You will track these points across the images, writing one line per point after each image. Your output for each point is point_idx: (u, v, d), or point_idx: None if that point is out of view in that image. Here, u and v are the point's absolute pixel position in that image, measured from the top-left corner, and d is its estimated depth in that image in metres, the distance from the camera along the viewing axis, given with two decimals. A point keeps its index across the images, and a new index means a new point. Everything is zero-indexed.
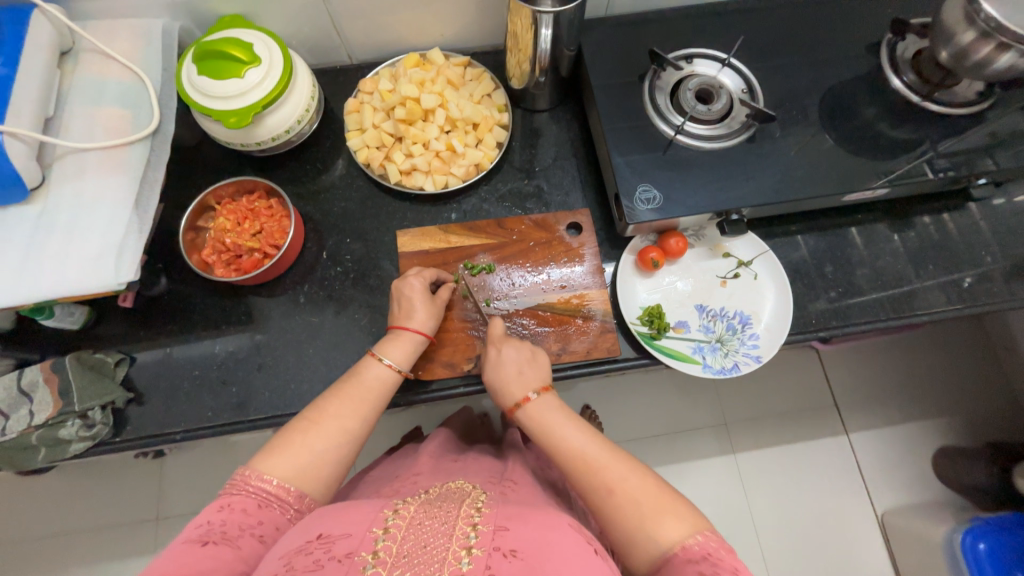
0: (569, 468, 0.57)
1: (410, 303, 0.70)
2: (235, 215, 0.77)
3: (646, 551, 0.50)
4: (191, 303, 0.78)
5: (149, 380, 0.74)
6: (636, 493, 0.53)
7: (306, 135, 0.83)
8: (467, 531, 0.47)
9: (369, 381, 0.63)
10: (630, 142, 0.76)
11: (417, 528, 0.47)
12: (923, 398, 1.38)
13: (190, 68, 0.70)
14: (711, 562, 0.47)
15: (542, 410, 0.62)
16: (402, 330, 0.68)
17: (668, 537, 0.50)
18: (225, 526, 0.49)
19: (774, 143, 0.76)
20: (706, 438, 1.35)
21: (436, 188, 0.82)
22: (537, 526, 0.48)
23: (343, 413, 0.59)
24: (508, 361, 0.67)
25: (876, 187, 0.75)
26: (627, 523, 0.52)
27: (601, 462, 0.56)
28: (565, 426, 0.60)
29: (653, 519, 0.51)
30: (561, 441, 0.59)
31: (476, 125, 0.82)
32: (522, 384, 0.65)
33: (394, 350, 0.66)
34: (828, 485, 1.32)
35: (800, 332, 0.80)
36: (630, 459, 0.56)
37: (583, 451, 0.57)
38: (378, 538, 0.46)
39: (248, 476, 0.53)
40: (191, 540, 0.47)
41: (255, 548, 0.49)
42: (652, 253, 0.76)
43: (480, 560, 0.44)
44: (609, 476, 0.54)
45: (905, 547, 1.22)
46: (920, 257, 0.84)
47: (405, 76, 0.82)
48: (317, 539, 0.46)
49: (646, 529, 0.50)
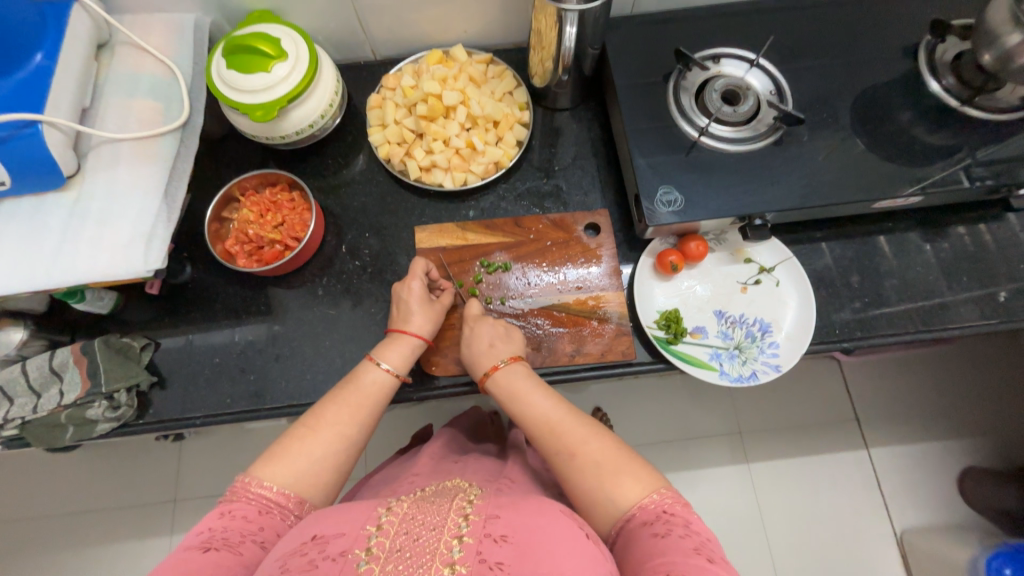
0: (535, 434, 0.59)
1: (408, 307, 0.70)
2: (258, 207, 0.78)
3: (605, 512, 0.52)
4: (213, 292, 0.80)
5: (172, 365, 0.77)
6: (596, 456, 0.54)
7: (330, 130, 0.84)
8: (458, 522, 0.47)
9: (367, 386, 0.63)
10: (652, 143, 0.74)
11: (409, 521, 0.48)
12: (950, 415, 1.33)
13: (220, 62, 0.72)
14: (665, 519, 0.49)
15: (509, 379, 0.64)
16: (402, 333, 0.69)
17: (626, 498, 0.51)
18: (225, 533, 0.49)
19: (802, 147, 0.74)
20: (719, 446, 1.33)
21: (455, 184, 0.82)
22: (529, 513, 0.49)
23: (340, 419, 0.60)
24: (480, 335, 0.68)
25: (910, 194, 0.73)
26: (587, 485, 0.53)
27: (562, 425, 0.58)
28: (533, 394, 0.61)
29: (612, 480, 0.52)
30: (527, 407, 0.61)
31: (496, 122, 0.82)
32: (492, 356, 0.67)
33: (392, 355, 0.67)
34: (845, 501, 1.28)
35: (822, 342, 0.78)
36: (592, 425, 0.57)
37: (547, 416, 0.59)
38: (371, 535, 0.46)
39: (247, 484, 0.54)
40: (191, 549, 0.48)
41: (257, 553, 0.49)
42: (671, 257, 0.75)
43: (471, 547, 0.45)
44: (571, 440, 0.56)
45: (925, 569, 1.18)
46: (954, 269, 0.81)
47: (427, 73, 0.82)
48: (313, 540, 0.47)
49: (604, 490, 0.52)
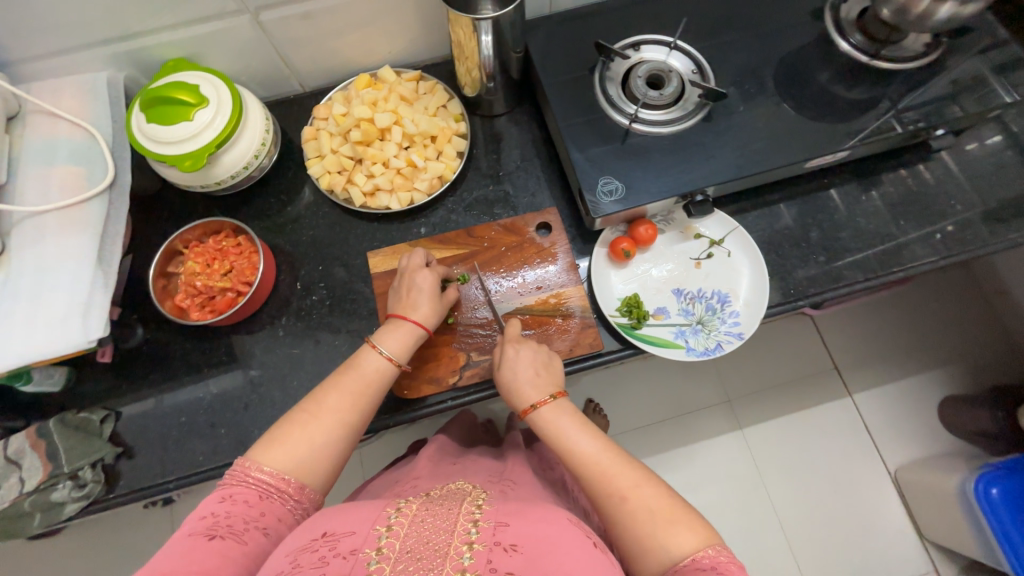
0: (584, 475, 0.57)
1: (417, 295, 0.69)
2: (203, 257, 0.76)
3: (655, 561, 0.51)
4: (171, 350, 0.78)
5: (138, 432, 0.74)
6: (650, 502, 0.53)
7: (267, 169, 0.83)
8: (469, 527, 0.47)
9: (368, 373, 0.62)
10: (587, 136, 0.76)
11: (420, 523, 0.47)
12: (921, 350, 1.38)
13: (139, 117, 0.70)
14: None
15: (555, 415, 0.62)
16: (404, 320, 0.67)
17: (681, 546, 0.50)
18: (228, 519, 0.49)
19: (731, 119, 0.76)
20: (711, 416, 1.36)
21: (401, 205, 0.81)
22: (537, 519, 0.49)
23: (342, 407, 0.59)
24: (524, 363, 0.66)
25: (840, 149, 0.75)
26: (639, 531, 0.52)
27: (612, 469, 0.56)
28: (582, 433, 0.60)
29: (665, 529, 0.51)
30: (572, 446, 0.59)
31: (433, 138, 0.82)
32: (539, 388, 0.65)
33: (393, 341, 0.65)
34: (837, 448, 1.32)
35: (781, 303, 0.80)
36: (644, 470, 0.57)
37: (596, 458, 0.57)
38: (382, 535, 0.46)
39: (246, 469, 0.53)
40: (197, 534, 0.47)
41: (259, 536, 0.49)
42: (623, 245, 0.76)
43: (482, 554, 0.44)
44: (623, 484, 0.55)
45: (922, 500, 1.22)
46: (894, 213, 0.84)
47: (357, 98, 0.82)
48: (322, 537, 0.47)
49: (658, 539, 0.51)
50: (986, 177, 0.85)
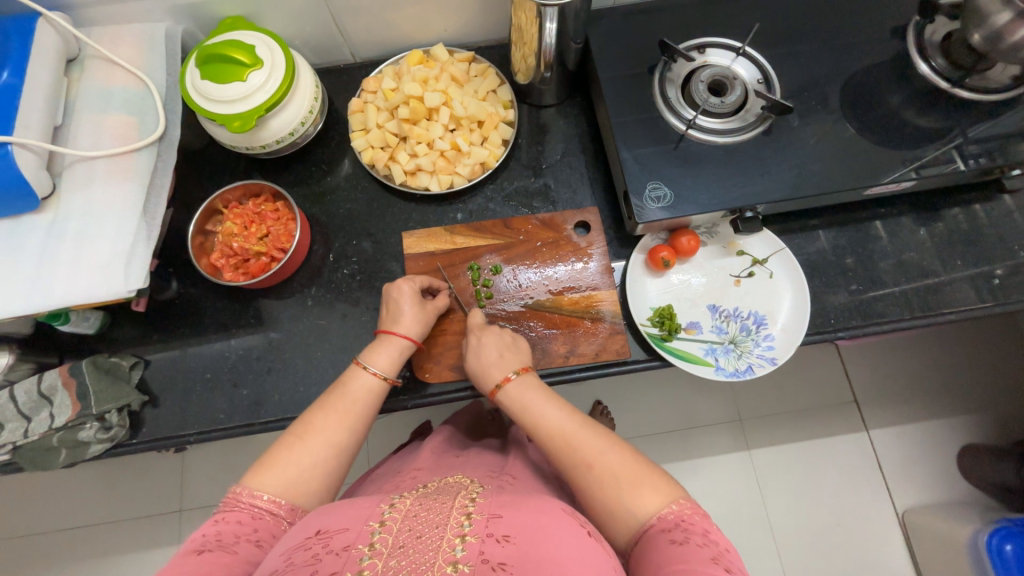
0: (550, 447, 0.58)
1: (398, 307, 0.69)
2: (242, 219, 0.77)
3: (624, 525, 0.51)
4: (201, 307, 0.79)
5: (163, 382, 0.76)
6: (614, 467, 0.54)
7: (311, 137, 0.82)
8: (461, 520, 0.47)
9: (355, 391, 0.62)
10: (639, 137, 0.73)
11: (412, 518, 0.48)
12: (949, 394, 1.33)
13: (194, 73, 0.70)
14: (683, 528, 0.49)
15: (520, 391, 0.62)
16: (391, 335, 0.67)
17: (645, 508, 0.51)
18: (219, 535, 0.50)
19: (792, 134, 0.73)
20: (720, 434, 1.33)
21: (441, 188, 0.80)
22: (531, 511, 0.48)
23: (329, 426, 0.59)
24: (488, 346, 0.67)
25: (903, 179, 0.72)
26: (605, 496, 0.53)
27: (578, 437, 0.57)
28: (549, 405, 0.60)
29: (630, 491, 0.52)
30: (540, 419, 0.59)
31: (480, 122, 0.80)
32: (502, 367, 0.65)
33: (380, 358, 0.65)
34: (847, 483, 1.29)
35: (818, 332, 0.77)
36: (607, 436, 0.57)
37: (561, 429, 0.58)
38: (374, 530, 0.46)
39: (240, 493, 0.53)
40: (187, 552, 0.48)
41: (252, 551, 0.50)
42: (662, 253, 0.74)
43: (474, 547, 0.44)
44: (587, 452, 0.55)
45: (928, 547, 1.19)
46: (950, 252, 0.80)
47: (408, 74, 0.80)
48: (316, 534, 0.47)
49: (623, 502, 0.52)
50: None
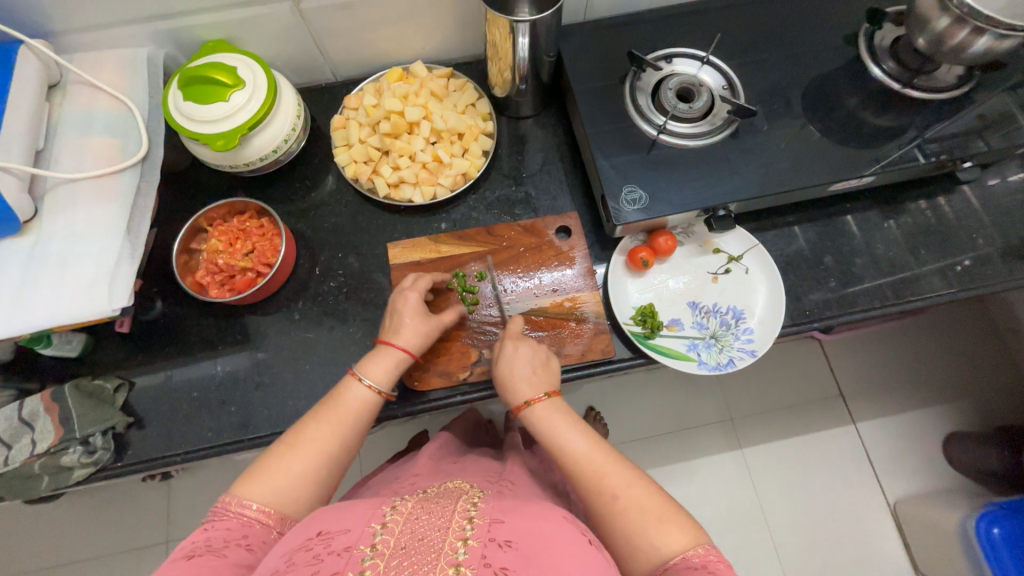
0: (573, 473, 0.58)
1: (400, 319, 0.69)
2: (226, 236, 0.77)
3: (645, 558, 0.52)
4: (187, 325, 0.79)
5: (149, 403, 0.75)
6: (640, 501, 0.54)
7: (295, 154, 0.84)
8: (464, 524, 0.48)
9: (347, 402, 0.62)
10: (613, 143, 0.76)
11: (414, 521, 0.48)
12: (928, 384, 1.37)
13: (176, 94, 0.71)
14: (709, 570, 0.49)
15: (549, 413, 0.63)
16: (389, 346, 0.67)
17: (669, 546, 0.51)
18: (208, 541, 0.50)
19: (758, 136, 0.76)
20: (711, 433, 1.35)
21: (424, 199, 0.82)
22: (531, 517, 0.49)
23: (320, 436, 0.59)
24: (522, 360, 0.67)
25: (864, 174, 0.75)
26: (629, 528, 0.53)
27: (604, 466, 0.57)
28: (575, 432, 0.61)
29: (656, 528, 0.52)
30: (566, 445, 0.60)
31: (461, 134, 0.83)
32: (533, 386, 0.66)
33: (375, 370, 0.65)
34: (837, 475, 1.31)
35: (794, 323, 0.80)
36: (635, 469, 0.58)
37: (588, 457, 0.58)
38: (376, 531, 0.47)
39: (229, 502, 0.53)
40: (177, 557, 0.48)
41: (240, 555, 0.50)
42: (642, 254, 0.76)
43: (476, 550, 0.45)
44: (614, 482, 0.56)
45: (920, 535, 1.21)
46: (914, 243, 0.84)
47: (388, 91, 0.83)
48: (318, 536, 0.47)
49: (647, 536, 0.52)
50: (1009, 213, 0.84)
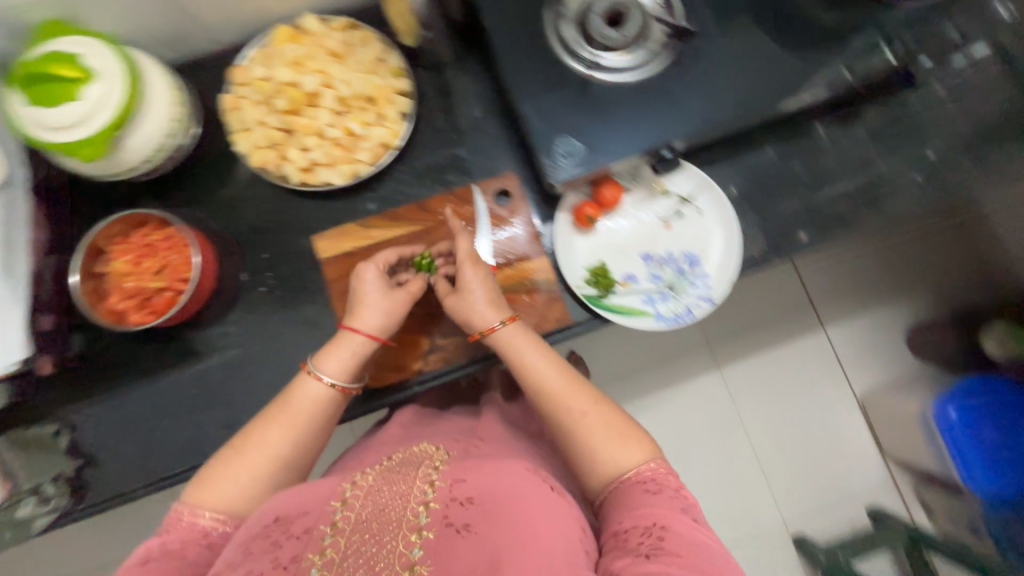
0: (537, 396, 0.60)
1: (363, 297, 0.65)
2: (132, 254, 0.69)
3: (602, 470, 0.56)
4: (116, 355, 0.73)
5: (97, 441, 0.72)
6: (599, 422, 0.57)
7: (188, 148, 0.73)
8: (425, 488, 0.52)
9: (299, 401, 0.60)
10: (541, 89, 0.67)
11: (374, 493, 0.53)
12: (894, 282, 1.39)
13: (15, 99, 0.59)
14: (657, 481, 0.54)
15: (511, 338, 0.63)
16: (352, 332, 0.63)
17: (626, 461, 0.55)
18: (166, 544, 0.52)
19: (702, 57, 0.67)
20: (689, 359, 1.38)
21: (345, 180, 0.73)
22: (489, 473, 0.53)
23: (267, 440, 0.57)
24: (473, 287, 0.65)
25: (817, 90, 0.68)
26: (590, 446, 0.56)
27: (568, 389, 0.59)
28: (538, 356, 0.61)
29: (617, 444, 0.56)
30: (527, 368, 0.61)
31: (372, 99, 0.73)
32: (492, 311, 0.64)
33: (329, 364, 0.61)
34: (808, 380, 1.38)
35: (752, 260, 0.76)
36: (596, 392, 0.60)
37: (549, 381, 0.59)
38: (336, 510, 0.51)
39: (180, 512, 0.54)
40: (132, 564, 0.50)
41: (201, 553, 0.52)
42: (586, 210, 0.72)
43: (437, 513, 0.49)
44: (578, 405, 0.58)
45: (886, 423, 1.30)
46: (876, 154, 0.79)
47: (279, 57, 0.72)
48: (276, 521, 0.51)
49: (606, 452, 0.56)
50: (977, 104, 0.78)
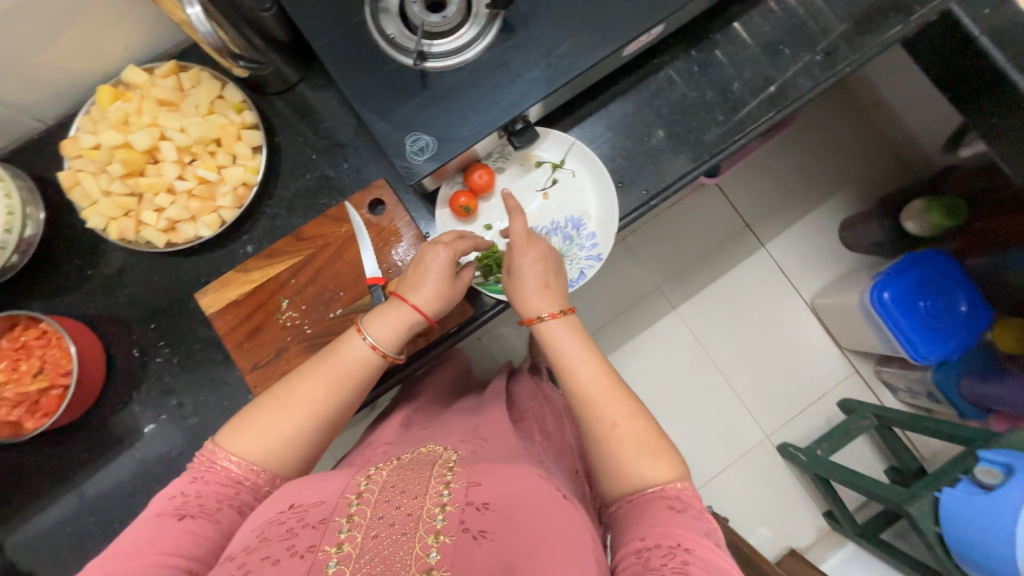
0: (577, 395, 0.57)
1: (423, 274, 0.61)
2: (6, 362, 0.65)
3: (624, 481, 0.52)
4: (26, 464, 0.71)
5: (30, 554, 0.70)
6: (630, 433, 0.53)
7: (38, 237, 0.70)
8: (440, 490, 0.46)
9: (349, 361, 0.58)
10: (379, 92, 0.65)
11: (391, 489, 0.47)
12: (812, 189, 1.43)
13: None
14: (681, 498, 0.49)
15: (559, 331, 0.60)
16: (403, 301, 0.61)
17: (652, 475, 0.51)
18: (200, 499, 0.49)
19: (531, 22, 0.66)
20: (639, 309, 1.40)
21: (212, 229, 0.70)
22: (509, 478, 0.49)
23: (319, 392, 0.56)
24: (531, 275, 0.63)
25: (653, 27, 0.68)
26: (614, 453, 0.53)
27: (604, 395, 0.56)
28: (589, 356, 0.59)
29: (645, 458, 0.52)
30: (572, 372, 0.58)
31: (218, 140, 0.70)
32: (546, 300, 0.62)
33: (382, 328, 0.59)
34: (754, 298, 1.42)
35: (636, 208, 0.75)
36: (636, 400, 0.56)
37: (593, 384, 0.56)
38: (351, 502, 0.46)
39: (214, 454, 0.52)
40: (167, 514, 0.47)
41: (233, 519, 0.49)
42: (461, 200, 0.71)
43: (454, 515, 0.44)
44: (613, 411, 0.55)
45: (838, 321, 1.33)
46: (750, 70, 0.76)
47: (106, 120, 0.68)
48: (291, 508, 0.46)
49: (628, 465, 0.52)
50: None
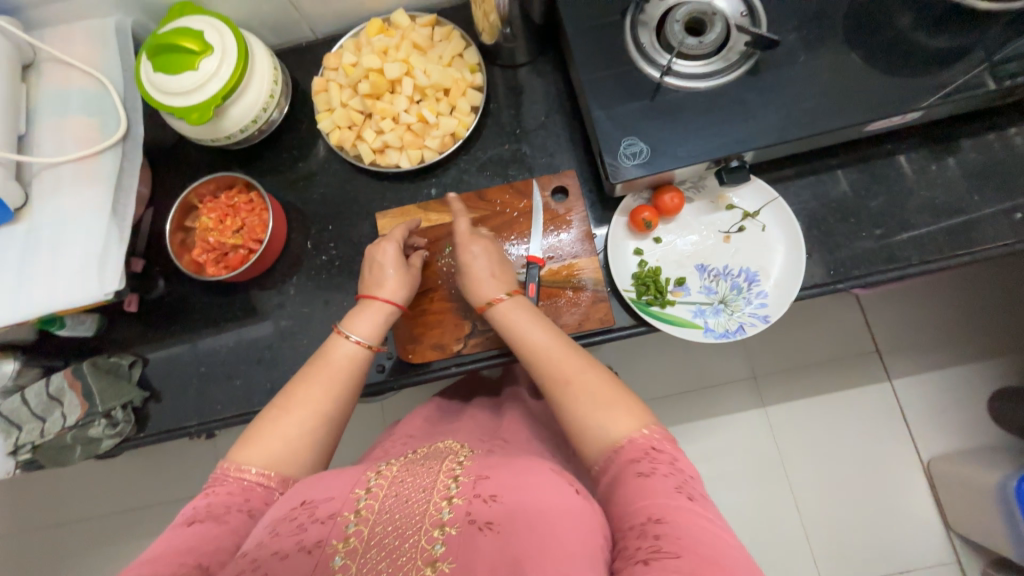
0: (535, 366, 0.56)
1: (380, 270, 0.67)
2: (216, 213, 0.76)
3: (594, 441, 0.49)
4: (190, 302, 0.80)
5: (163, 378, 0.79)
6: (591, 386, 0.52)
7: (277, 123, 0.80)
8: (448, 483, 0.44)
9: (337, 360, 0.60)
10: (612, 93, 0.68)
11: (398, 484, 0.45)
12: (988, 342, 1.22)
13: (147, 66, 0.68)
14: (650, 458, 0.46)
15: (510, 310, 0.60)
16: (373, 299, 0.65)
17: (616, 429, 0.49)
18: (209, 505, 0.49)
19: (783, 70, 0.65)
20: (737, 393, 1.27)
21: (412, 163, 0.77)
22: (518, 470, 0.44)
23: (314, 396, 0.56)
24: (479, 264, 0.64)
25: (913, 111, 0.64)
26: (577, 414, 0.51)
27: (563, 358, 0.55)
28: (535, 328, 0.58)
29: (603, 410, 0.50)
30: (525, 338, 0.58)
31: (447, 91, 0.77)
32: (493, 287, 0.63)
33: (361, 325, 0.63)
34: (868, 433, 1.22)
35: (820, 284, 0.70)
36: (588, 357, 0.55)
37: (547, 347, 0.56)
38: (360, 497, 0.44)
39: (227, 468, 0.52)
40: (177, 525, 0.47)
41: (243, 522, 0.49)
42: (645, 214, 0.70)
43: (461, 509, 0.42)
44: (568, 370, 0.53)
45: (952, 492, 1.13)
46: (983, 188, 0.70)
47: (368, 46, 0.77)
48: (301, 505, 0.45)
49: (593, 418, 0.50)
50: None
